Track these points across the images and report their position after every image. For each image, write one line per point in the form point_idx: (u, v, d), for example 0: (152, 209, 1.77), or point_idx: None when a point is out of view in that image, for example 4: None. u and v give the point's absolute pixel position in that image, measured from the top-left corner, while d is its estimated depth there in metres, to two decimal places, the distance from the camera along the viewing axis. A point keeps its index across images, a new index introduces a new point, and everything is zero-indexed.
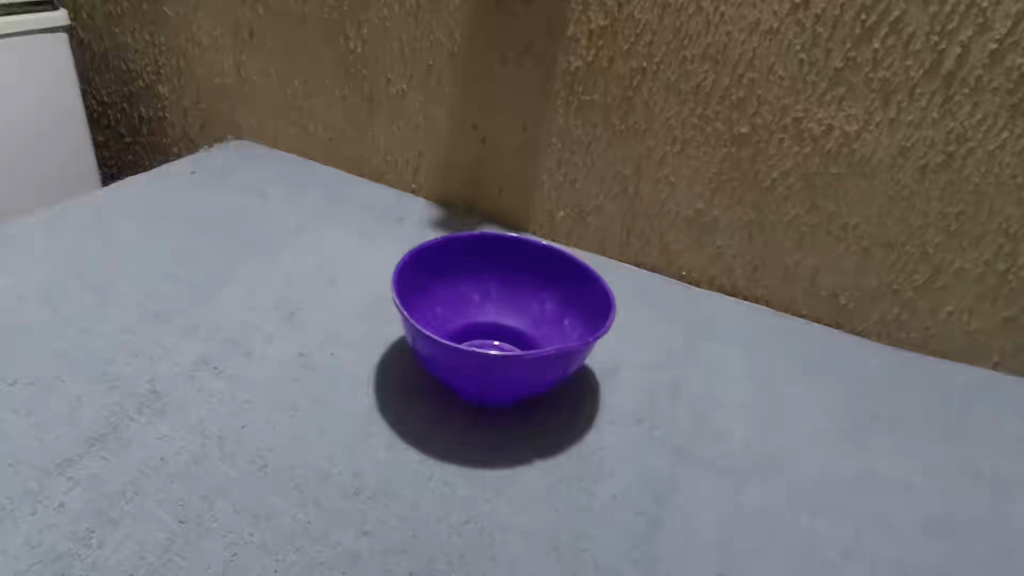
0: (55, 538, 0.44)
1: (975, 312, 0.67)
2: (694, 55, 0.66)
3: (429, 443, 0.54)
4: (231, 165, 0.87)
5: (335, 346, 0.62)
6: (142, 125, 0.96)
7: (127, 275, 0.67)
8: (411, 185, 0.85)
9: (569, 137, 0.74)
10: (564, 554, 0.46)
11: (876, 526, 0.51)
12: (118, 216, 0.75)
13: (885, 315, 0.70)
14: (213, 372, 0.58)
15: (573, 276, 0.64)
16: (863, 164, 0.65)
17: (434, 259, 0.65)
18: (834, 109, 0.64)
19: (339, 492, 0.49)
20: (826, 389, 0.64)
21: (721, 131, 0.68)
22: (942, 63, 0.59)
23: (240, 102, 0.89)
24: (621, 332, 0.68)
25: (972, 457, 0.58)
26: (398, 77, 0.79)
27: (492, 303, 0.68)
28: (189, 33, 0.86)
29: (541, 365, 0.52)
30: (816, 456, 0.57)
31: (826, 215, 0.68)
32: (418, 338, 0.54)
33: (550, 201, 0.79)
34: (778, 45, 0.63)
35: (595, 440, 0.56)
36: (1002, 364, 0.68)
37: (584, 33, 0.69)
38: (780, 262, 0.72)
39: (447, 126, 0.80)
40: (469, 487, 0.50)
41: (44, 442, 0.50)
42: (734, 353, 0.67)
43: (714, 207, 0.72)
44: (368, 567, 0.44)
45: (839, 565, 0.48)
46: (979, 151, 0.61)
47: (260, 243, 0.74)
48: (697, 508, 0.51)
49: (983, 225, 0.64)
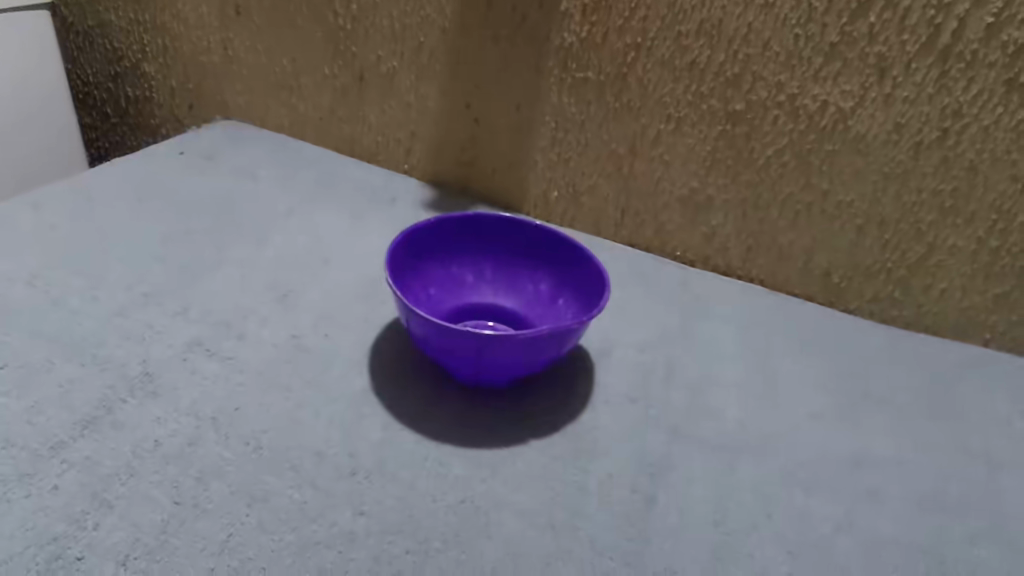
0: (49, 521, 0.43)
1: (968, 289, 0.67)
2: (689, 31, 0.66)
3: (423, 423, 0.54)
4: (219, 146, 0.86)
5: (328, 328, 0.62)
6: (129, 106, 0.95)
7: (117, 258, 0.66)
8: (403, 165, 0.84)
9: (563, 116, 0.74)
10: (560, 533, 0.47)
11: (869, 501, 0.52)
12: (107, 197, 0.74)
13: (879, 293, 0.70)
14: (206, 354, 0.57)
15: (566, 256, 0.64)
16: (857, 140, 0.65)
17: (425, 240, 0.64)
18: (829, 86, 0.63)
19: (334, 472, 0.49)
20: (819, 367, 0.64)
21: (716, 109, 0.68)
22: (938, 37, 0.59)
23: (228, 81, 0.88)
24: (616, 312, 0.68)
25: (965, 434, 0.59)
26: (389, 55, 0.78)
27: (486, 284, 0.67)
28: (174, 9, 0.85)
29: (535, 345, 0.52)
30: (810, 434, 0.57)
31: (820, 193, 0.68)
32: (411, 318, 0.53)
33: (544, 180, 0.78)
34: (774, 19, 0.63)
35: (590, 420, 0.56)
36: (994, 341, 0.69)
37: (577, 8, 0.68)
38: (774, 242, 0.72)
39: (439, 105, 0.79)
40: (465, 467, 0.50)
41: (36, 425, 0.49)
42: (728, 332, 0.67)
43: (709, 185, 0.72)
44: (365, 547, 0.44)
45: (834, 541, 0.48)
46: (974, 127, 0.61)
47: (251, 225, 0.74)
48: (693, 486, 0.51)
49: (978, 201, 0.64)
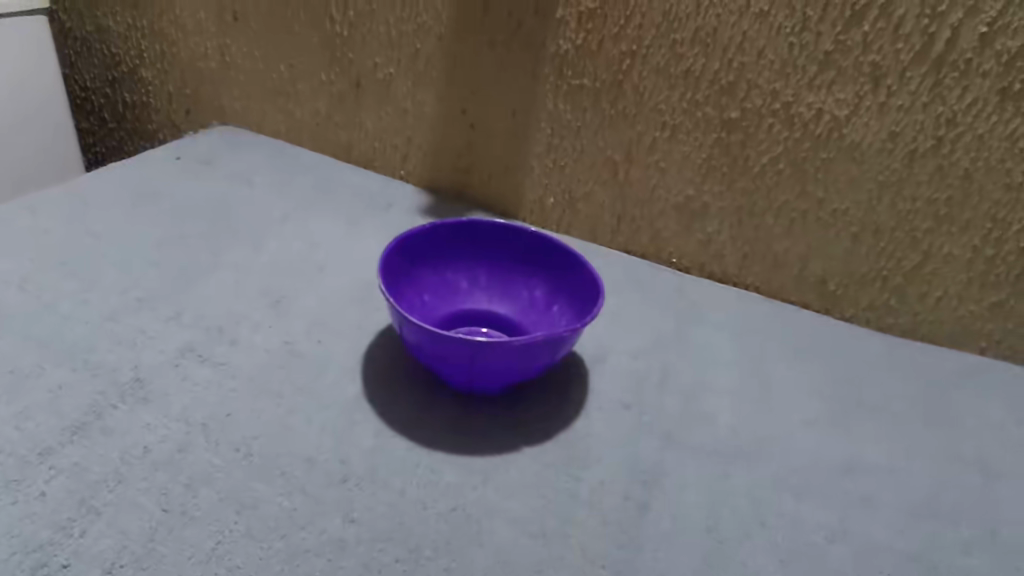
0: (36, 528, 0.43)
1: (963, 297, 0.67)
2: (684, 38, 0.66)
3: (416, 429, 0.53)
4: (216, 152, 0.86)
5: (322, 334, 0.61)
6: (126, 111, 0.95)
7: (111, 262, 0.66)
8: (399, 171, 0.84)
9: (559, 123, 0.74)
10: (551, 540, 0.46)
11: (862, 508, 0.51)
12: (103, 202, 0.74)
13: (874, 301, 0.70)
14: (198, 360, 0.57)
15: (561, 262, 0.64)
16: (852, 148, 0.65)
17: (420, 246, 0.64)
18: (824, 94, 0.63)
19: (325, 479, 0.48)
20: (814, 374, 0.64)
21: (711, 116, 0.68)
22: (932, 46, 0.59)
23: (225, 87, 0.88)
24: (611, 319, 0.68)
25: (960, 441, 0.58)
26: (385, 61, 0.78)
27: (480, 290, 0.67)
28: (172, 15, 0.85)
29: (529, 351, 0.52)
30: (804, 441, 0.57)
31: (815, 201, 0.68)
32: (404, 324, 0.53)
33: (540, 187, 0.78)
34: (769, 28, 0.63)
35: (583, 427, 0.55)
36: (990, 349, 0.68)
37: (573, 15, 0.68)
38: (770, 249, 0.72)
39: (435, 111, 0.79)
40: (457, 474, 0.50)
41: (25, 430, 0.49)
42: (722, 339, 0.67)
43: (704, 193, 0.72)
44: (355, 555, 0.44)
45: (828, 549, 0.48)
46: (968, 135, 0.61)
47: (247, 230, 0.74)
48: (686, 493, 0.51)
49: (972, 209, 0.63)
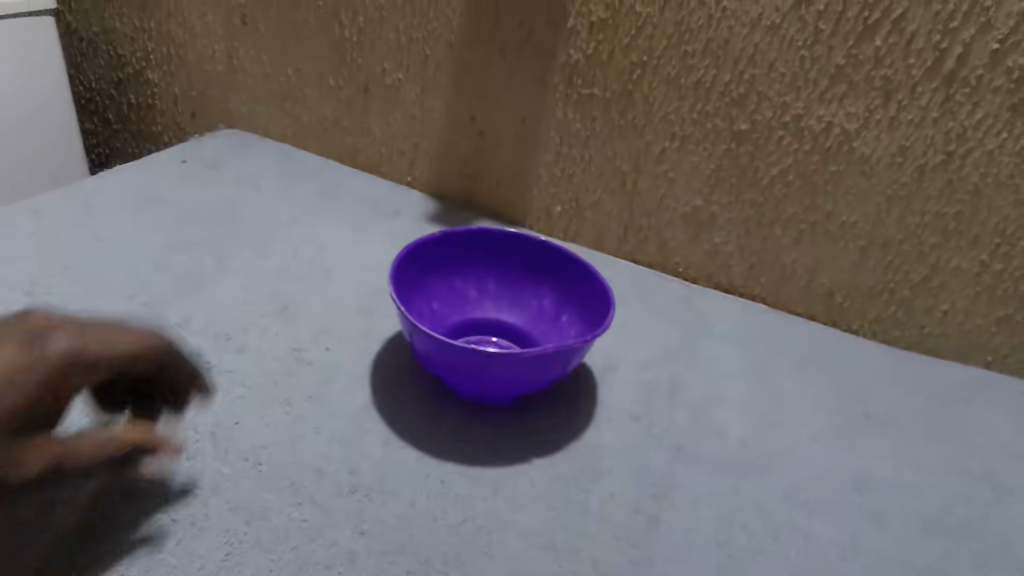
0: None
1: (971, 311, 0.67)
2: (695, 50, 0.66)
3: (425, 440, 0.53)
4: (222, 155, 0.86)
5: (330, 341, 0.61)
6: (131, 113, 0.94)
7: (118, 267, 0.66)
8: (406, 177, 0.84)
9: (568, 131, 0.74)
10: (562, 554, 0.46)
11: (873, 525, 0.51)
12: (109, 206, 0.74)
13: (881, 314, 0.70)
14: (206, 366, 0.57)
15: (570, 271, 0.64)
16: (862, 162, 0.65)
17: (430, 254, 0.64)
18: (835, 108, 0.63)
19: (334, 490, 0.48)
20: (820, 387, 0.64)
21: (721, 128, 0.68)
22: (944, 62, 0.59)
23: (232, 90, 0.87)
24: (619, 330, 0.67)
25: (969, 457, 0.58)
26: (393, 67, 0.78)
27: (489, 299, 0.67)
28: (180, 17, 0.85)
29: (540, 362, 0.52)
30: (813, 455, 0.57)
31: (824, 213, 0.68)
32: (414, 333, 0.53)
33: (547, 196, 0.78)
34: (780, 41, 0.63)
35: (592, 438, 0.55)
36: (996, 363, 0.68)
37: (584, 25, 0.68)
38: (778, 260, 0.72)
39: (443, 118, 0.79)
40: (467, 485, 0.50)
41: None
42: (730, 351, 0.67)
43: (713, 203, 0.72)
44: (365, 567, 0.44)
45: (839, 565, 0.48)
46: (978, 151, 0.61)
47: (253, 236, 0.73)
48: (696, 507, 0.51)
49: (980, 224, 0.64)
